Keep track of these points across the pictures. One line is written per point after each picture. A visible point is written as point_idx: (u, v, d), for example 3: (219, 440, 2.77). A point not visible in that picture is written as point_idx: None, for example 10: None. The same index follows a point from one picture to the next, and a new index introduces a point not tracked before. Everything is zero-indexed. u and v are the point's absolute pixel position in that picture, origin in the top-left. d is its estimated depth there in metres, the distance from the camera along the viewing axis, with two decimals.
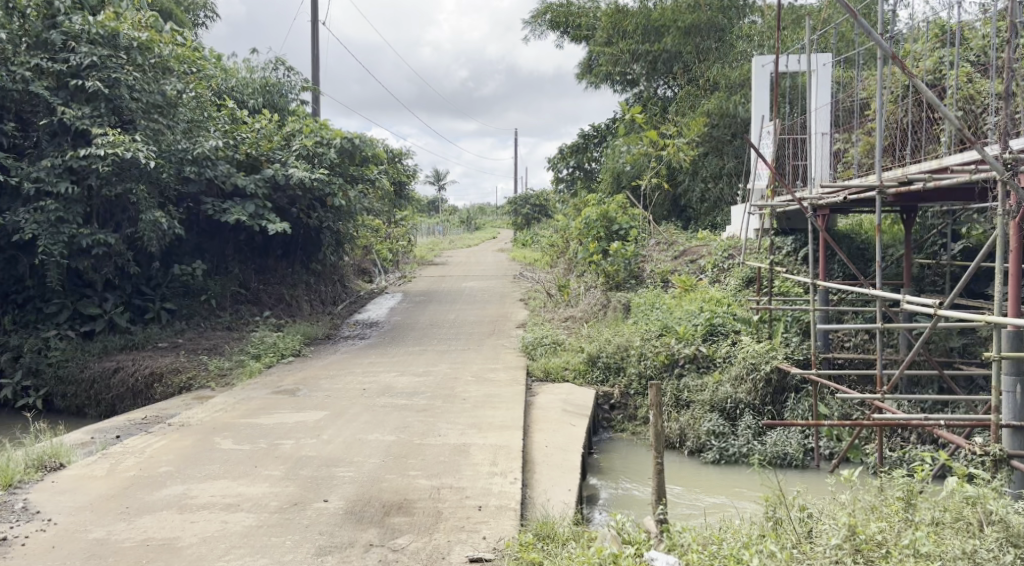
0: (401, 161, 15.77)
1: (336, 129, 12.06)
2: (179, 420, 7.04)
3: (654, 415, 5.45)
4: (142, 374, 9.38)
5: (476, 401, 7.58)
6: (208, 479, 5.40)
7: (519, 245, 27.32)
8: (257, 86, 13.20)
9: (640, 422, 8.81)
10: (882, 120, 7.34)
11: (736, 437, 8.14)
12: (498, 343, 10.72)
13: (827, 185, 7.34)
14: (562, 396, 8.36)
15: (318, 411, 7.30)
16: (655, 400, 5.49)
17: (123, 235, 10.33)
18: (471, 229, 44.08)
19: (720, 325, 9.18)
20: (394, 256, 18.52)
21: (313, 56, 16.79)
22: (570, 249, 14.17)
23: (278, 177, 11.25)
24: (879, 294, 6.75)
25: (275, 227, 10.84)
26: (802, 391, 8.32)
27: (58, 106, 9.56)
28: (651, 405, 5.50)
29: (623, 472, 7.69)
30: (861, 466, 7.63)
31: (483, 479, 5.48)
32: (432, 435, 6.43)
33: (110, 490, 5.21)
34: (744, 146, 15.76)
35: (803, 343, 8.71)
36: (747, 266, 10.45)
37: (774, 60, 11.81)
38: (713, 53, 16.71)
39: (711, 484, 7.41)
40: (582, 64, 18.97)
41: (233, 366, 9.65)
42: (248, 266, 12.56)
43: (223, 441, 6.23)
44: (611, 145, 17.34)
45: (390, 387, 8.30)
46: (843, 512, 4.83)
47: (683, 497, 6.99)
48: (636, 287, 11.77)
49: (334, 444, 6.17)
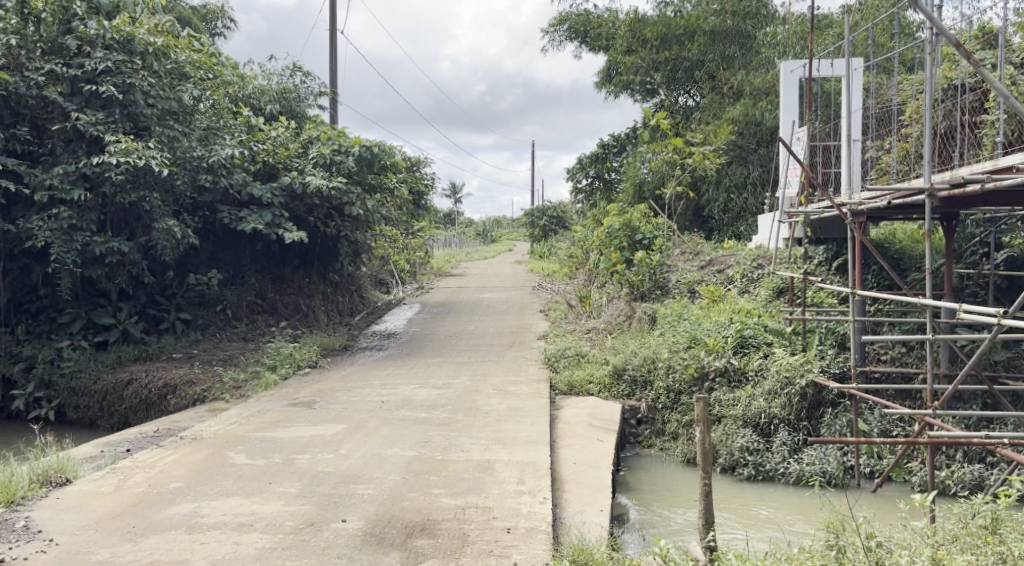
0: (419, 170, 15.53)
1: (353, 137, 11.75)
2: (191, 434, 6.79)
3: (702, 432, 5.17)
4: (155, 386, 9.15)
5: (500, 415, 7.27)
6: (219, 497, 5.12)
7: (535, 256, 27.00)
8: (274, 93, 13.03)
9: (668, 437, 8.47)
10: (930, 121, 7.02)
11: (771, 453, 7.82)
12: (520, 355, 10.42)
13: (871, 186, 7.00)
14: (587, 410, 8.04)
15: (336, 424, 7.02)
16: (702, 416, 5.23)
17: (137, 244, 10.13)
18: (487, 242, 43.78)
19: (750, 337, 8.84)
20: (411, 267, 18.27)
21: (331, 65, 16.62)
22: (591, 260, 13.86)
23: (295, 185, 11.01)
24: (930, 303, 6.30)
25: (292, 237, 10.60)
26: (839, 406, 7.98)
27: (72, 112, 9.40)
28: (698, 421, 5.23)
29: (655, 492, 7.34)
30: (905, 485, 7.29)
31: (510, 499, 5.17)
32: (455, 450, 6.13)
33: (116, 508, 4.95)
34: (770, 155, 15.40)
35: (839, 356, 8.39)
36: (778, 276, 10.11)
37: (803, 65, 11.48)
38: (738, 60, 16.40)
39: (749, 505, 7.06)
40: (602, 73, 18.69)
41: (249, 378, 9.40)
42: (264, 276, 12.36)
43: (236, 456, 5.96)
44: (634, 153, 17.03)
45: (410, 400, 8.01)
46: (918, 545, 4.55)
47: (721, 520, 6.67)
48: (662, 298, 11.45)
49: (352, 459, 5.88)
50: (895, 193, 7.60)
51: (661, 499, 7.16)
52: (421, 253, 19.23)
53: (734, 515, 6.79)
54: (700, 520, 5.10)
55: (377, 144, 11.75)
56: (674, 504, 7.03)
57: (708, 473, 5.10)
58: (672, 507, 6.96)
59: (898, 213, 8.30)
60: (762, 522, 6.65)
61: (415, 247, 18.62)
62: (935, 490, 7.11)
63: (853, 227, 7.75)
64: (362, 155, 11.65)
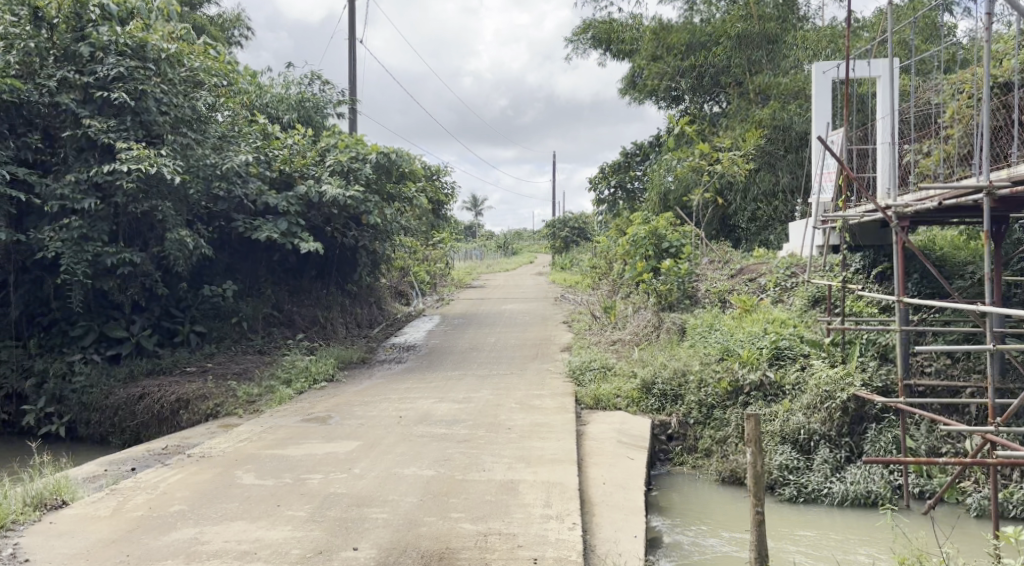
0: (439, 179, 15.25)
1: (371, 144, 11.43)
2: (199, 451, 6.47)
3: (753, 454, 4.79)
4: (167, 401, 8.85)
5: (523, 431, 6.89)
6: (222, 521, 4.78)
7: (557, 268, 26.65)
8: (292, 102, 12.81)
9: (700, 454, 8.04)
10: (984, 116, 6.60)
11: (812, 472, 7.39)
12: (542, 367, 10.03)
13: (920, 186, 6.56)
14: (615, 425, 7.63)
15: (351, 441, 6.68)
16: (752, 435, 4.84)
17: (150, 254, 9.87)
18: (508, 254, 43.54)
19: (786, 349, 8.41)
20: (431, 279, 17.99)
21: (350, 74, 16.41)
22: (615, 270, 13.47)
23: (311, 194, 10.71)
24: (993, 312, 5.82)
25: (307, 247, 10.29)
26: (884, 421, 7.54)
27: (84, 119, 9.15)
28: (748, 440, 4.84)
29: (694, 514, 6.92)
30: (959, 507, 6.84)
31: (537, 525, 4.77)
32: (475, 470, 5.75)
33: (112, 533, 4.62)
34: (800, 162, 14.97)
35: (881, 368, 7.94)
36: (813, 285, 9.69)
37: (836, 66, 11.02)
38: (765, 65, 15.94)
39: (799, 531, 6.61)
40: (625, 81, 18.36)
41: (263, 392, 9.09)
42: (281, 287, 12.07)
43: (245, 475, 5.62)
44: (659, 161, 16.65)
45: (429, 415, 7.65)
46: None
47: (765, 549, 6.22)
48: (691, 308, 11.02)
49: (366, 479, 5.52)
50: (944, 193, 7.18)
51: (703, 523, 6.72)
52: (441, 264, 18.93)
53: (778, 543, 6.35)
54: (752, 553, 4.75)
55: (396, 151, 11.44)
56: (718, 530, 6.59)
57: (760, 500, 4.73)
58: (712, 532, 6.53)
59: (943, 215, 7.83)
60: (811, 551, 6.20)
61: (436, 258, 18.32)
62: (992, 512, 6.65)
63: (898, 231, 7.32)
64: (380, 163, 11.30)
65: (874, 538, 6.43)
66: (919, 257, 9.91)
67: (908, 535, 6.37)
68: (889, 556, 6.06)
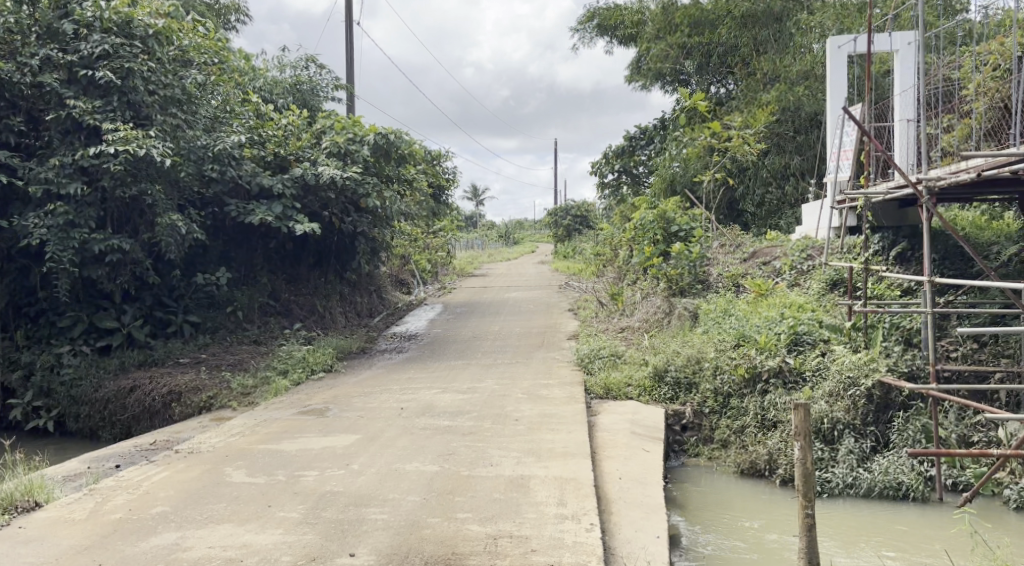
0: (438, 164, 14.83)
1: (369, 125, 11.00)
2: (188, 446, 6.08)
3: (802, 451, 4.44)
4: (158, 394, 8.48)
5: (531, 423, 6.50)
6: (207, 524, 4.40)
7: (560, 257, 26.24)
8: (286, 85, 12.39)
9: (717, 445, 7.67)
10: None
11: (837, 464, 7.01)
12: (549, 356, 9.65)
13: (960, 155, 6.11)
14: (628, 416, 7.24)
15: (348, 435, 6.29)
16: (801, 428, 4.48)
17: (140, 241, 9.46)
18: (510, 244, 43.06)
19: (805, 334, 8.03)
20: (432, 268, 17.58)
21: (349, 58, 15.99)
22: (621, 256, 13.09)
23: (307, 175, 10.28)
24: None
25: (304, 230, 9.88)
26: (911, 409, 7.17)
27: (68, 99, 8.72)
28: (797, 434, 4.48)
29: (723, 513, 6.48)
30: (996, 500, 6.52)
31: (550, 527, 4.39)
32: (482, 465, 5.36)
33: (86, 538, 4.25)
34: (809, 144, 14.54)
35: (906, 353, 7.55)
36: (830, 267, 9.30)
37: (852, 40, 10.66)
38: (774, 44, 15.37)
39: (834, 527, 6.23)
40: (630, 65, 17.95)
41: (258, 384, 8.70)
42: (278, 276, 11.68)
43: (235, 472, 5.24)
44: (666, 144, 16.21)
45: (431, 406, 7.27)
46: None
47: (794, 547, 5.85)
48: (703, 293, 10.60)
49: (365, 476, 5.14)
50: (980, 165, 6.79)
51: (736, 524, 6.27)
52: (442, 253, 18.51)
53: (820, 543, 5.93)
54: (802, 558, 4.49)
55: (394, 131, 10.98)
56: (752, 530, 6.16)
57: (810, 500, 4.47)
58: (743, 532, 6.11)
59: (975, 189, 7.43)
60: (849, 551, 5.81)
61: (437, 246, 17.94)
62: None
63: (930, 207, 6.90)
64: (377, 144, 10.94)
65: (923, 538, 6.02)
66: (939, 237, 9.51)
67: (951, 538, 5.99)
68: (933, 557, 5.71)
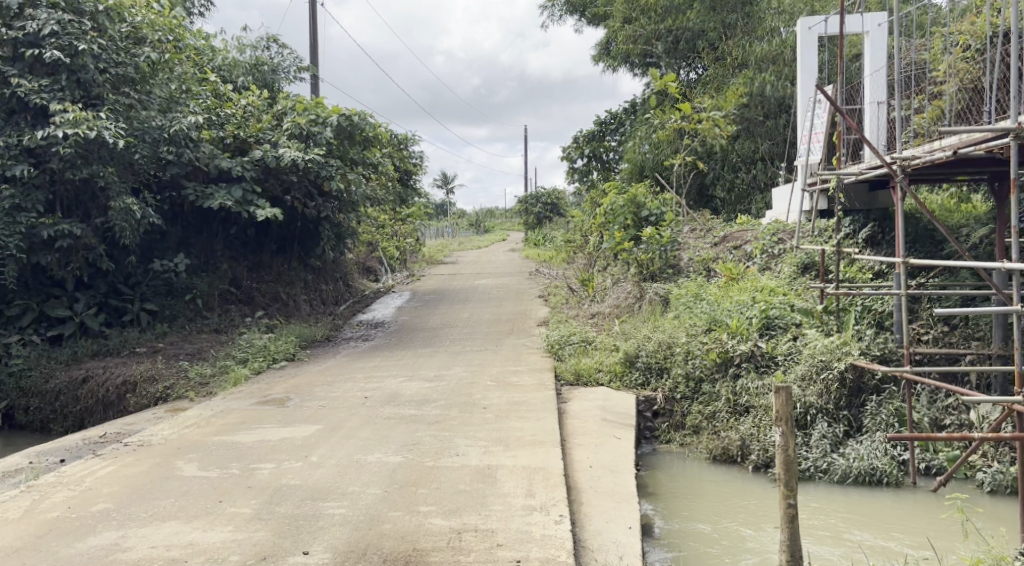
0: (405, 148, 14.53)
1: (331, 106, 10.58)
2: (138, 439, 5.80)
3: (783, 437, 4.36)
4: (112, 385, 8.17)
5: (500, 411, 6.30)
6: (151, 522, 4.14)
7: (530, 244, 26.00)
8: (246, 65, 12.00)
9: (689, 431, 7.53)
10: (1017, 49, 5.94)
11: (810, 449, 6.90)
12: (519, 343, 9.45)
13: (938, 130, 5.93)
14: (598, 402, 7.07)
15: (309, 425, 6.05)
16: (784, 413, 4.43)
17: (92, 226, 9.06)
18: (481, 233, 42.72)
19: (776, 318, 7.92)
20: (401, 255, 17.28)
21: (313, 40, 15.59)
22: (590, 242, 12.91)
23: (268, 158, 9.95)
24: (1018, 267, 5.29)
25: (264, 214, 9.55)
26: (884, 394, 7.08)
27: (12, 78, 8.31)
28: (780, 418, 4.43)
29: (696, 501, 6.32)
30: (969, 483, 6.45)
31: (517, 519, 4.19)
32: (447, 455, 5.15)
33: (20, 540, 3.99)
34: (779, 128, 14.45)
35: (878, 337, 7.47)
36: (802, 251, 9.20)
37: (823, 22, 10.55)
38: (741, 27, 15.13)
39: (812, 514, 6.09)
40: (598, 47, 17.75)
41: (216, 373, 8.40)
42: (239, 263, 11.32)
43: (186, 465, 4.98)
44: (636, 128, 16.05)
45: (396, 395, 7.04)
46: None
47: (770, 535, 5.71)
48: (674, 278, 10.46)
49: (324, 468, 4.90)
50: (954, 144, 6.65)
51: (710, 512, 6.13)
52: (411, 240, 18.20)
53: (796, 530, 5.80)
54: (784, 552, 4.37)
55: (358, 112, 10.56)
56: (726, 518, 6.02)
57: (791, 490, 4.37)
58: (716, 521, 5.95)
59: (947, 170, 7.32)
60: (825, 539, 5.67)
61: (405, 233, 17.66)
62: (1006, 487, 6.26)
63: (904, 186, 6.77)
64: (341, 126, 10.46)
65: (900, 524, 5.91)
66: (909, 220, 9.45)
67: (926, 524, 5.89)
68: (911, 543, 5.60)
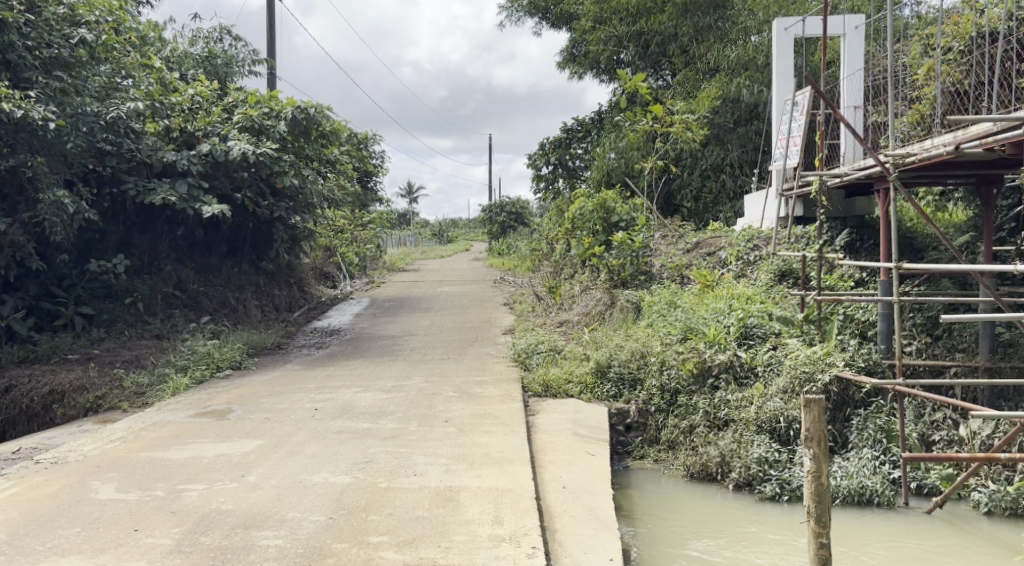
0: (364, 147, 13.93)
1: (286, 99, 9.99)
2: (54, 456, 5.16)
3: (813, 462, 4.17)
4: (37, 394, 7.44)
5: (463, 425, 5.75)
6: (48, 558, 3.56)
7: (495, 253, 25.50)
8: (197, 57, 11.35)
9: (664, 446, 7.06)
10: None
11: (796, 466, 6.44)
12: (483, 352, 8.91)
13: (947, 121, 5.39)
14: (569, 415, 6.55)
15: (250, 440, 5.44)
16: (815, 433, 4.18)
17: (19, 221, 8.36)
18: (445, 241, 42.11)
19: (755, 327, 7.50)
20: (360, 261, 16.66)
21: (271, 35, 14.96)
22: (557, 249, 12.44)
23: (216, 151, 9.29)
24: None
25: (211, 210, 8.88)
26: (871, 407, 6.67)
27: None
28: (811, 439, 4.18)
29: (674, 526, 5.78)
30: (965, 505, 6.05)
31: (483, 553, 3.66)
32: (403, 474, 4.59)
33: None
34: (750, 135, 14.14)
35: (862, 348, 7.09)
36: (779, 258, 8.81)
37: (800, 22, 10.25)
38: (714, 32, 14.69)
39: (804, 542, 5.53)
40: (565, 51, 17.37)
41: (154, 382, 7.72)
42: (186, 266, 10.61)
43: (104, 486, 4.37)
44: (604, 135, 15.63)
45: (350, 406, 6.46)
46: None
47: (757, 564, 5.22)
48: (646, 284, 9.99)
49: (263, 490, 4.32)
50: (950, 143, 6.22)
51: (691, 536, 5.62)
52: (371, 247, 17.58)
53: (786, 558, 5.29)
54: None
55: (315, 105, 9.96)
56: (709, 541, 5.55)
57: (824, 525, 4.15)
58: (699, 548, 5.44)
59: (935, 173, 6.93)
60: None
61: (366, 239, 17.04)
62: (1005, 508, 5.88)
63: (897, 185, 6.33)
64: (296, 119, 9.83)
65: (901, 549, 5.45)
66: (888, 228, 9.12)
67: (925, 549, 5.45)
68: None
